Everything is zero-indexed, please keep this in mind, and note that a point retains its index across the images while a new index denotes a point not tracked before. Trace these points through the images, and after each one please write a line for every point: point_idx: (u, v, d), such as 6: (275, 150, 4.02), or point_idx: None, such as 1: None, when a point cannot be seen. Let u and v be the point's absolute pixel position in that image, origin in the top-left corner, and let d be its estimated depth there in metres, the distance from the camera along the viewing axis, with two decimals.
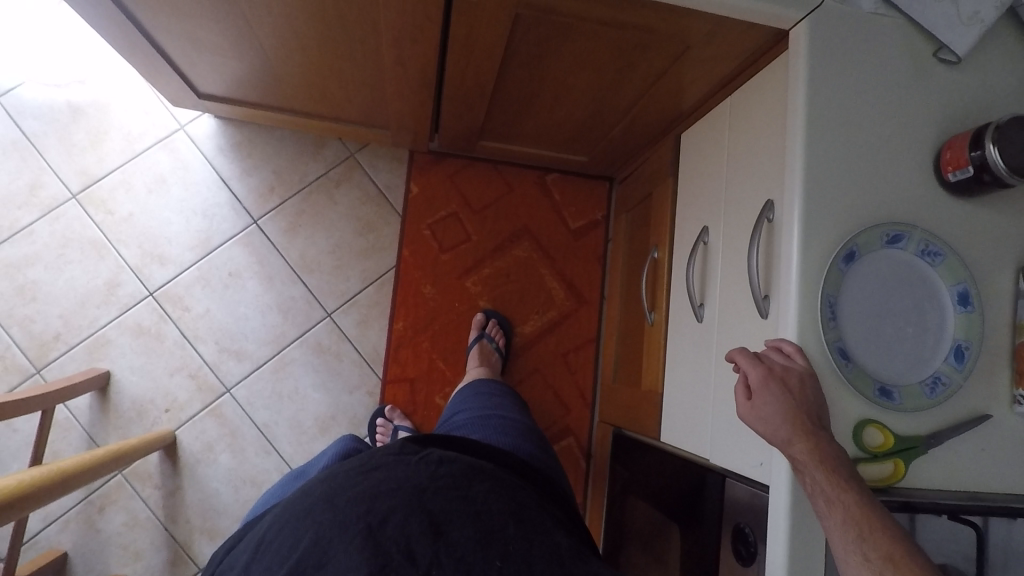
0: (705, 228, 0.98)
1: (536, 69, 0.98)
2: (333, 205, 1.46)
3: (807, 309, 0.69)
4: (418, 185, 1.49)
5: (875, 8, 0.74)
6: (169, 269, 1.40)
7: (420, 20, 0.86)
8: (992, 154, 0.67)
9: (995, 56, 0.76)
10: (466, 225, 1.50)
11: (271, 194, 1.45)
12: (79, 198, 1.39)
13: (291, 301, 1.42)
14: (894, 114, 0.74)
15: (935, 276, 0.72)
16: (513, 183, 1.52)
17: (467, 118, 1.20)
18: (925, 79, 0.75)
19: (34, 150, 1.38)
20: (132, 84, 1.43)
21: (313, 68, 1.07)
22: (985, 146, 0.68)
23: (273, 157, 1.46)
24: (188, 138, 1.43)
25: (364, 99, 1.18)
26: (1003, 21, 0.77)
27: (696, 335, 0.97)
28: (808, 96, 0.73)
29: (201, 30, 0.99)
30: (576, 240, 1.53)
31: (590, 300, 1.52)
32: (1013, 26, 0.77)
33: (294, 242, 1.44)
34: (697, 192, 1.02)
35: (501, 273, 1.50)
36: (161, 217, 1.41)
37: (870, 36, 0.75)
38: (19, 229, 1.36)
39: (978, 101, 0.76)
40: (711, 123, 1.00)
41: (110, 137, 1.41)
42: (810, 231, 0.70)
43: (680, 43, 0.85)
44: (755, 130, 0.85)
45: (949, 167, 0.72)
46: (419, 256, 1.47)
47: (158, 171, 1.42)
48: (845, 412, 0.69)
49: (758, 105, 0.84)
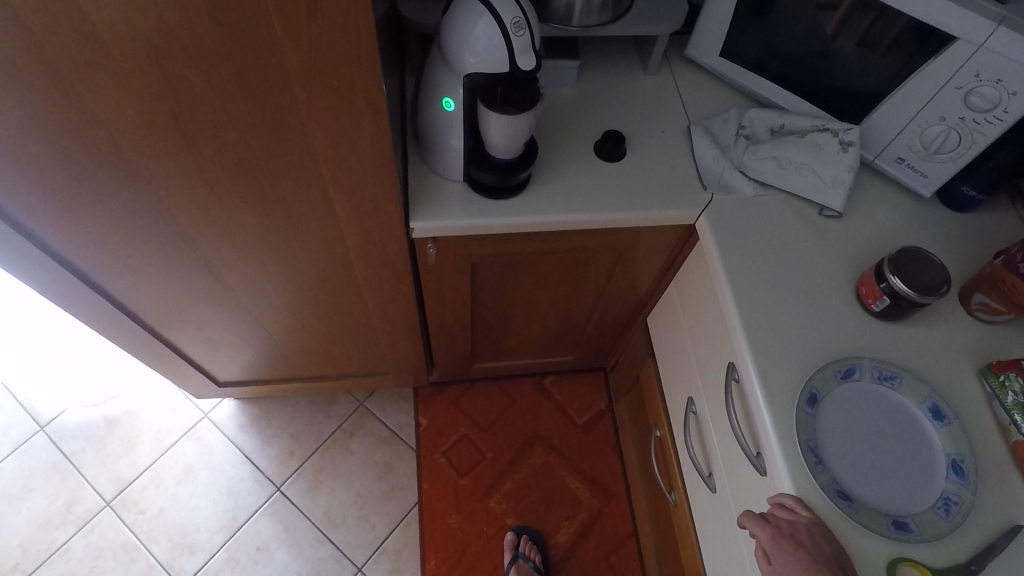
0: (691, 398, 1.03)
1: (502, 296, 1.13)
2: (350, 455, 1.52)
3: (793, 458, 0.72)
4: (427, 417, 1.57)
5: (755, 190, 0.92)
6: (198, 557, 1.41)
7: (396, 285, 1.02)
8: (897, 284, 0.78)
9: (866, 203, 0.92)
10: (479, 445, 1.54)
11: (291, 457, 1.52)
12: (112, 504, 1.45)
13: (321, 562, 1.41)
14: (805, 268, 0.87)
15: (901, 398, 0.76)
16: (515, 394, 1.61)
17: (456, 349, 1.32)
18: (819, 234, 0.90)
19: (72, 468, 1.48)
20: (160, 387, 1.58)
21: (314, 339, 1.22)
22: (889, 278, 0.79)
23: (290, 423, 1.55)
24: (212, 423, 1.55)
25: (362, 354, 1.31)
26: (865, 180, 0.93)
27: (714, 506, 0.97)
28: (725, 269, 0.86)
29: (216, 331, 1.16)
30: (586, 434, 1.57)
31: (616, 492, 1.50)
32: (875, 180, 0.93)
33: (317, 500, 1.47)
34: (674, 366, 1.10)
35: (523, 485, 1.50)
36: (189, 504, 1.46)
37: (760, 213, 0.91)
38: (55, 548, 1.40)
39: (869, 241, 0.89)
40: (666, 304, 1.12)
41: (141, 440, 1.52)
42: (769, 384, 0.76)
43: (614, 249, 1.00)
44: (700, 304, 0.95)
45: (869, 300, 0.82)
46: (439, 487, 1.49)
47: (185, 461, 1.50)
48: (871, 555, 0.67)
49: (696, 283, 0.96)
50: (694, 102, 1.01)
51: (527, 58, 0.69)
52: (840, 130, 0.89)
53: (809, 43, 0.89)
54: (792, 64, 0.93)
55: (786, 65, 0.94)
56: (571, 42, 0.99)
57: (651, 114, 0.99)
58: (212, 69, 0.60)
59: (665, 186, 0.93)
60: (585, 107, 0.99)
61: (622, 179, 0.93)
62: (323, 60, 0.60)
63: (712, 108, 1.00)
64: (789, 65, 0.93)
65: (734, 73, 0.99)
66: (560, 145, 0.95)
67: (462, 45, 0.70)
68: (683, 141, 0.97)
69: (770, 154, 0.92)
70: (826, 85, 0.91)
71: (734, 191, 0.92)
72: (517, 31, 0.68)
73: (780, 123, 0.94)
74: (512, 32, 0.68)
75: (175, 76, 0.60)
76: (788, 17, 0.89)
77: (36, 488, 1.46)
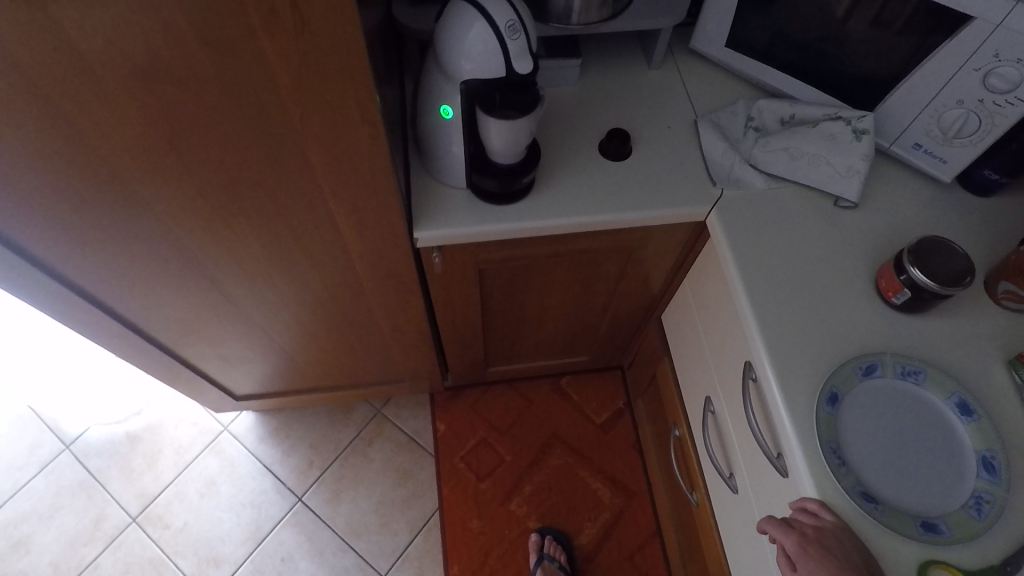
0: (708, 398, 1.01)
1: (513, 300, 1.12)
2: (369, 462, 1.53)
3: (815, 460, 0.69)
4: (444, 422, 1.57)
5: (766, 183, 0.90)
6: (224, 570, 1.42)
7: (405, 295, 1.01)
8: (918, 275, 0.75)
9: (883, 192, 0.89)
10: (497, 448, 1.54)
11: (311, 467, 1.52)
12: (138, 519, 1.47)
13: (344, 571, 1.41)
14: (821, 263, 0.84)
15: (926, 393, 0.73)
16: (532, 396, 1.60)
17: (469, 354, 1.31)
18: (834, 226, 0.87)
19: (99, 485, 1.51)
20: (180, 401, 1.60)
21: (327, 351, 1.22)
22: (909, 269, 0.76)
23: (308, 433, 1.56)
24: (232, 436, 1.56)
25: (376, 363, 1.31)
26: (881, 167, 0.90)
27: (736, 507, 0.95)
28: (738, 266, 0.84)
29: (230, 347, 1.16)
30: (606, 433, 1.55)
31: (638, 491, 1.48)
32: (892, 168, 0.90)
33: (338, 509, 1.48)
34: (690, 365, 1.08)
35: (543, 487, 1.49)
36: (213, 517, 1.47)
37: (772, 206, 0.89)
38: (85, 565, 1.43)
39: (887, 231, 0.86)
40: (680, 302, 1.10)
41: (163, 455, 1.54)
42: (787, 384, 0.74)
43: (624, 249, 0.98)
44: (715, 302, 0.93)
45: (889, 293, 0.79)
46: (459, 492, 1.49)
47: (207, 475, 1.52)
48: (901, 559, 0.65)
49: (710, 281, 0.94)
50: (699, 94, 0.98)
51: (525, 62, 0.68)
52: (853, 118, 0.86)
53: (818, 28, 0.86)
54: (801, 51, 0.90)
55: (795, 53, 0.91)
56: (571, 41, 0.97)
57: (656, 110, 0.97)
58: (199, 91, 0.59)
59: (674, 184, 0.90)
60: (588, 106, 0.97)
61: (629, 178, 0.91)
62: (314, 77, 0.59)
63: (720, 100, 0.98)
64: (797, 53, 0.91)
65: (740, 63, 0.96)
66: (564, 146, 0.93)
67: (457, 50, 0.68)
68: (690, 135, 0.94)
69: (781, 145, 0.90)
70: (837, 71, 0.89)
71: (745, 185, 0.90)
72: (513, 35, 0.66)
73: (790, 113, 0.91)
74: (507, 38, 0.66)
75: (165, 99, 0.60)
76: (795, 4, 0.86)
77: (64, 507, 1.49)
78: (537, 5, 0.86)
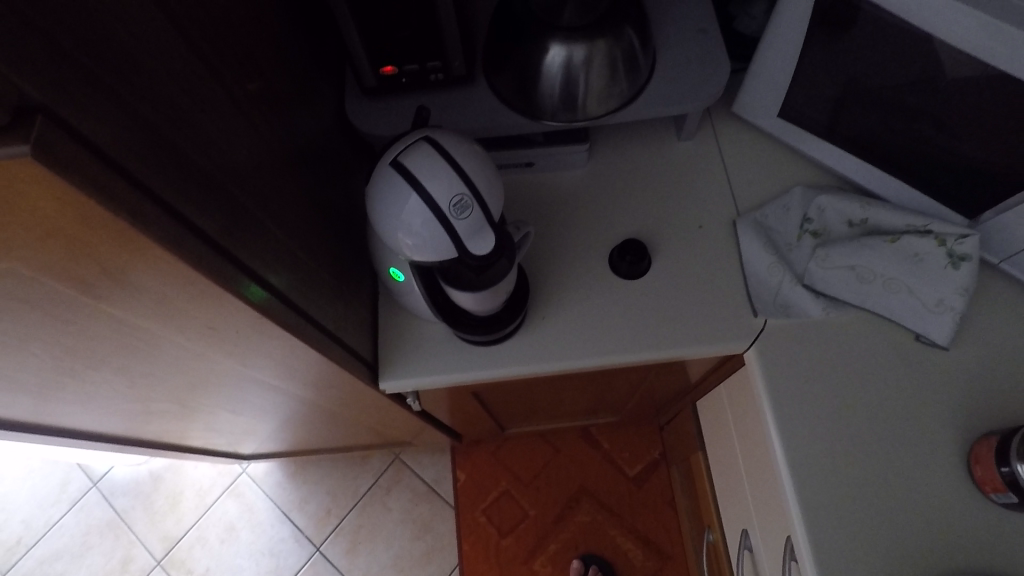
0: (744, 530, 0.87)
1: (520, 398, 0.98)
2: (387, 511, 1.47)
3: None
4: (465, 470, 1.48)
5: (824, 311, 0.69)
6: None
7: (391, 411, 0.89)
8: (1022, 475, 0.56)
9: (986, 322, 0.68)
10: (521, 501, 1.44)
11: (329, 515, 1.49)
12: (163, 562, 1.48)
13: None
14: (891, 429, 0.65)
15: None
16: (559, 443, 1.48)
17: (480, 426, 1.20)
18: (914, 374, 0.67)
19: (124, 526, 1.52)
20: None
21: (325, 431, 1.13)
22: (1011, 462, 0.57)
23: (326, 478, 1.52)
24: (251, 478, 1.53)
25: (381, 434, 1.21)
26: (982, 289, 0.69)
27: None
28: (780, 435, 0.66)
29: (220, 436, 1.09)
30: (639, 486, 1.42)
31: (674, 553, 1.37)
32: (998, 290, 0.69)
33: (356, 561, 1.44)
34: (725, 480, 0.92)
35: (570, 545, 1.40)
36: (234, 564, 1.47)
37: (830, 343, 0.69)
38: None
39: (988, 381, 0.65)
40: (714, 406, 0.93)
41: (184, 497, 1.53)
42: None
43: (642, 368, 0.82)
44: (754, 442, 0.77)
45: (987, 486, 0.61)
46: (480, 548, 1.42)
47: (227, 519, 1.51)
48: None
49: (748, 417, 0.77)
50: (741, 177, 0.77)
51: (483, 239, 0.50)
52: (949, 238, 0.64)
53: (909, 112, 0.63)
54: (882, 133, 0.68)
55: (874, 134, 0.68)
56: None
57: (685, 200, 0.77)
58: (58, 344, 0.45)
59: (702, 311, 0.71)
60: (600, 196, 0.78)
61: (645, 302, 0.72)
62: (189, 317, 0.44)
63: (768, 185, 0.76)
64: (877, 134, 0.68)
65: (798, 138, 0.74)
66: (567, 257, 0.75)
67: (394, 222, 0.50)
68: (728, 237, 0.74)
69: (846, 262, 0.68)
70: (932, 164, 0.66)
71: (796, 312, 0.70)
72: (461, 214, 0.48)
73: (861, 216, 0.69)
74: (454, 218, 0.48)
75: (27, 352, 0.45)
76: (874, 77, 0.64)
77: (93, 547, 1.51)
78: (524, 96, 0.67)
